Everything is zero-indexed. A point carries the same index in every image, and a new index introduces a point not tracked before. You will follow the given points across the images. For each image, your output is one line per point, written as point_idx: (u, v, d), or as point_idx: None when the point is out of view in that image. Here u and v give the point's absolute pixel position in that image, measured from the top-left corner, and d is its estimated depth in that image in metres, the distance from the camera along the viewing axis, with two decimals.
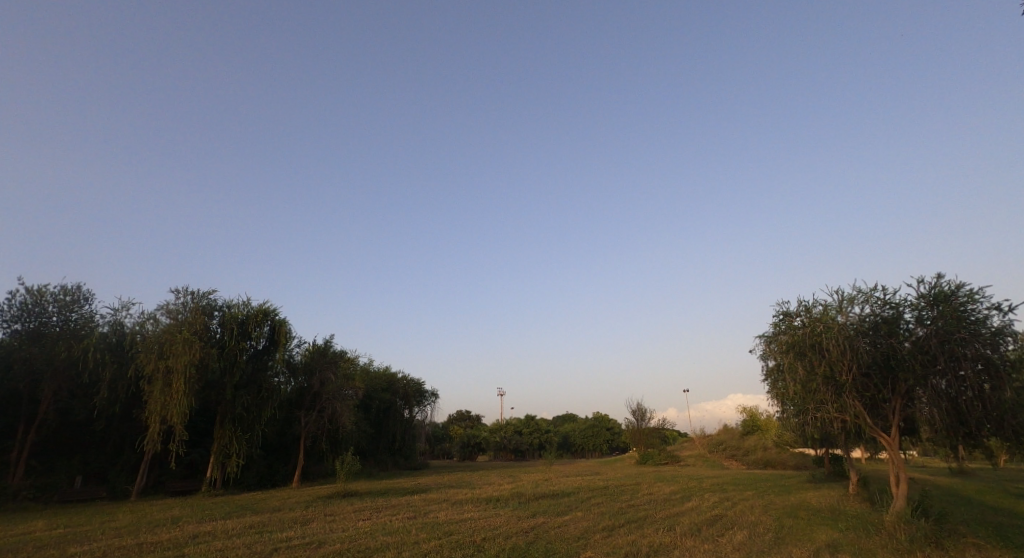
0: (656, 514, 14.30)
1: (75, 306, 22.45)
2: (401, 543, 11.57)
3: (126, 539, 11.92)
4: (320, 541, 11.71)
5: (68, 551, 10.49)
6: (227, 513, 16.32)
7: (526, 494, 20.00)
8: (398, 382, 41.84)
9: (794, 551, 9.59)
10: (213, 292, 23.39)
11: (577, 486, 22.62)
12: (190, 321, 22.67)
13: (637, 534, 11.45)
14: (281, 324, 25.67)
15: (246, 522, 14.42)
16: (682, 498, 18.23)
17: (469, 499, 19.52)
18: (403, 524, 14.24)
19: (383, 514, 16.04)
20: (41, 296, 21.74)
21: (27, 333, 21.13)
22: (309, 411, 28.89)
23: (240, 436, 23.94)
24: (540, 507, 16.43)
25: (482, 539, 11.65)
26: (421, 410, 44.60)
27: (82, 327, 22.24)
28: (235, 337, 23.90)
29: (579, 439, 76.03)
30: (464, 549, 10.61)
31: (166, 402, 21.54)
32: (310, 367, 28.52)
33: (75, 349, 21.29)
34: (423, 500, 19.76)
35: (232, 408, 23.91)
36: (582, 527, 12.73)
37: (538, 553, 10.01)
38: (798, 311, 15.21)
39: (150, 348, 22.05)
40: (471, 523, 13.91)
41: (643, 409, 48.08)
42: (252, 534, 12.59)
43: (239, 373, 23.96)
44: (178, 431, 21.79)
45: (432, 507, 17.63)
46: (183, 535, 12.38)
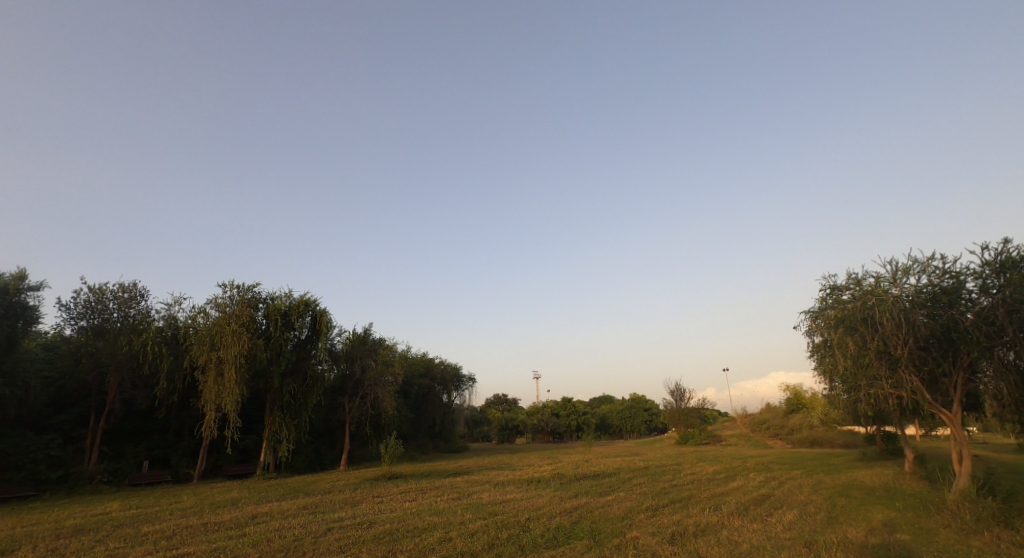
0: (701, 494, 14.18)
1: (132, 303, 23.49)
2: (447, 523, 11.89)
3: (193, 519, 12.69)
4: (370, 521, 12.16)
5: (141, 530, 11.26)
6: (282, 495, 17.15)
7: (567, 475, 20.16)
8: (436, 367, 42.52)
9: (848, 530, 9.35)
10: (258, 285, 24.23)
11: (618, 467, 22.65)
12: (237, 314, 23.61)
13: (682, 514, 11.39)
14: (322, 314, 26.41)
15: (300, 503, 15.09)
16: (726, 478, 18.01)
17: (511, 481, 19.82)
18: (448, 504, 14.60)
19: (429, 496, 16.47)
20: (102, 294, 22.85)
21: (92, 329, 22.35)
22: (353, 397, 29.81)
23: (290, 423, 24.96)
24: (582, 488, 16.55)
25: (526, 519, 11.82)
26: (458, 394, 45.24)
27: (140, 322, 23.43)
28: (279, 328, 24.77)
29: (617, 421, 75.72)
30: (510, 529, 10.82)
31: (219, 391, 22.63)
32: (351, 355, 29.35)
33: (135, 343, 22.50)
34: (466, 481, 20.19)
35: (281, 396, 24.93)
36: (626, 506, 12.78)
37: (584, 533, 10.08)
38: (848, 284, 14.58)
39: (202, 341, 23.14)
40: (515, 504, 14.12)
41: (682, 389, 47.43)
42: (306, 515, 13.18)
43: (285, 362, 24.90)
44: (232, 419, 22.90)
45: (476, 488, 17.97)
46: (242, 516, 13.03)
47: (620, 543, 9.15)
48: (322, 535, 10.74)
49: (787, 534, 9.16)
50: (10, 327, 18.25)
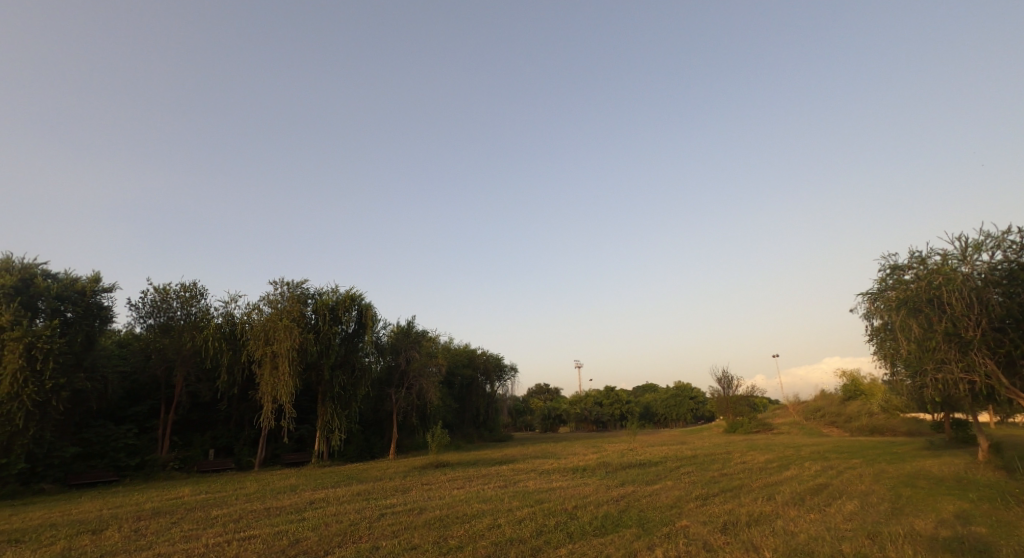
0: (753, 483, 13.81)
1: (193, 301, 24.85)
2: (495, 510, 12.07)
3: (256, 504, 13.44)
4: (420, 508, 12.52)
5: (211, 513, 12.02)
6: (336, 482, 17.86)
7: (613, 464, 20.06)
8: (478, 358, 43.05)
9: (916, 522, 8.87)
10: (306, 281, 25.16)
11: (665, 455, 22.36)
12: (288, 309, 24.59)
13: (734, 503, 11.15)
14: (367, 308, 27.18)
15: (354, 490, 15.69)
16: (780, 467, 17.44)
17: (556, 469, 19.91)
18: (495, 492, 14.83)
19: (476, 483, 16.78)
20: (166, 294, 24.35)
21: (159, 327, 23.94)
22: (399, 388, 30.63)
23: (340, 413, 25.91)
24: (629, 476, 16.44)
25: (573, 507, 11.86)
26: (501, 384, 45.72)
27: (201, 319, 24.77)
28: (327, 322, 25.66)
29: (662, 409, 74.64)
30: (557, 517, 10.89)
31: (275, 383, 23.72)
32: (396, 347, 30.10)
33: (197, 339, 23.85)
34: (511, 469, 20.43)
35: (331, 387, 25.88)
36: (674, 495, 12.61)
37: (632, 521, 10.01)
38: (911, 263, 13.74)
39: (257, 336, 24.27)
40: (561, 492, 14.19)
41: (729, 377, 46.14)
42: (360, 501, 13.71)
43: (335, 355, 25.82)
44: (288, 410, 23.98)
45: (521, 476, 18.17)
46: (301, 502, 13.68)
47: (670, 532, 9.03)
48: (375, 521, 11.14)
49: (847, 525, 8.80)
50: (88, 327, 19.70)
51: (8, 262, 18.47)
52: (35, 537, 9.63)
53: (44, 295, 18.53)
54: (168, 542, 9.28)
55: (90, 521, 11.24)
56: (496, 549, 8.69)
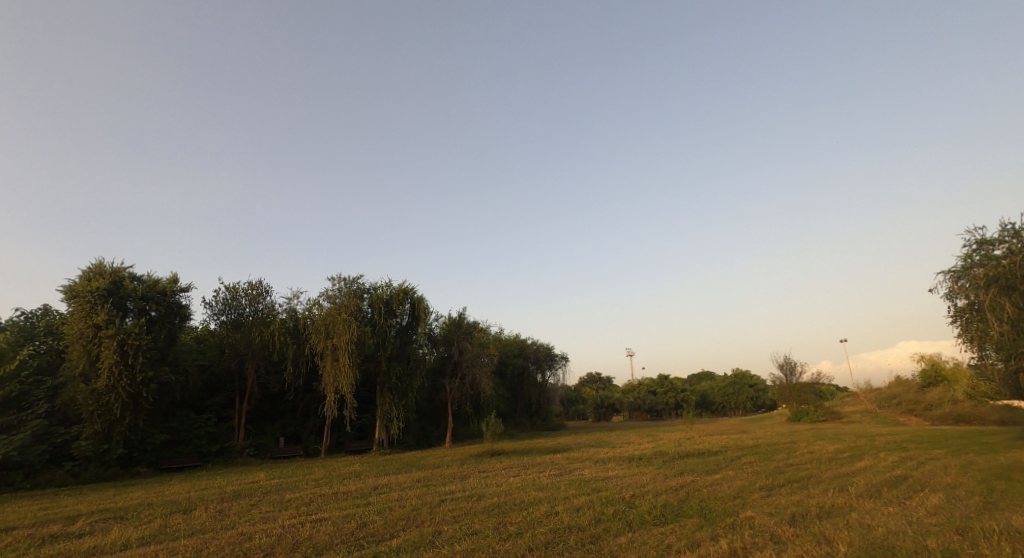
0: (823, 474, 13.17)
1: (260, 298, 26.35)
2: (552, 497, 12.16)
3: (325, 489, 14.19)
4: (479, 495, 12.78)
5: (284, 497, 12.78)
6: (398, 469, 18.55)
7: (670, 453, 19.67)
8: (529, 347, 43.26)
9: (1012, 517, 8.16)
10: (362, 277, 26.08)
11: (725, 444, 21.68)
12: (346, 304, 25.58)
13: (802, 495, 10.67)
14: (420, 301, 27.87)
15: (415, 477, 16.23)
16: (852, 457, 16.51)
17: (611, 458, 19.76)
18: (551, 480, 14.92)
19: (531, 471, 16.97)
20: (236, 292, 25.96)
21: (231, 323, 25.59)
22: (453, 378, 31.33)
23: (398, 403, 26.80)
24: (687, 465, 16.09)
25: (631, 495, 11.75)
26: (552, 373, 45.82)
27: (267, 316, 26.20)
28: (383, 315, 26.51)
29: (720, 397, 72.34)
30: (615, 505, 10.84)
31: (336, 374, 24.81)
32: (449, 339, 30.75)
33: (265, 333, 25.30)
34: (567, 458, 20.47)
35: (388, 378, 26.80)
36: (737, 485, 12.24)
37: (693, 511, 9.81)
38: (1001, 236, 12.64)
39: (319, 330, 25.40)
40: (618, 480, 14.10)
41: (792, 363, 44.02)
42: (421, 487, 14.18)
43: (391, 347, 26.69)
44: (349, 400, 25.05)
45: (577, 465, 18.17)
46: (366, 487, 14.32)
47: (733, 523, 8.79)
48: (436, 506, 11.48)
49: (932, 520, 8.21)
50: (169, 324, 21.30)
51: (100, 266, 20.20)
52: (137, 515, 10.62)
53: (131, 295, 20.16)
54: (249, 522, 10.00)
55: (181, 502, 12.26)
56: (555, 536, 8.76)
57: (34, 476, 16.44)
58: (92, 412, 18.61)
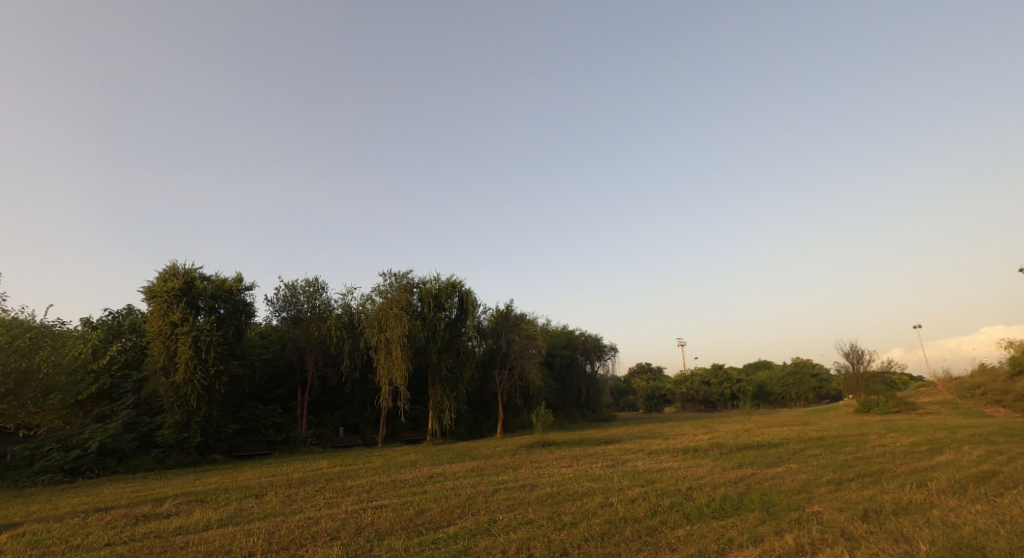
0: (897, 468, 12.38)
1: (317, 294, 27.50)
2: (605, 488, 12.07)
3: (384, 476, 14.75)
4: (532, 485, 12.86)
5: (346, 484, 13.35)
6: (452, 458, 18.96)
7: (727, 444, 19.04)
8: (577, 338, 43.00)
9: None
10: (411, 271, 26.69)
11: (787, 436, 20.74)
12: (397, 299, 26.28)
13: (875, 490, 10.08)
14: (467, 294, 28.21)
15: (468, 466, 16.57)
16: (930, 451, 15.40)
17: (665, 450, 19.36)
18: (604, 471, 14.81)
19: (583, 462, 16.92)
20: (294, 290, 27.22)
21: (291, 319, 26.88)
22: (502, 370, 31.63)
23: (450, 394, 27.35)
24: (746, 458, 15.52)
25: (687, 488, 11.49)
26: (602, 364, 45.35)
27: (324, 311, 27.30)
28: (432, 309, 27.03)
29: (779, 388, 69.48)
30: (672, 497, 10.64)
31: (390, 367, 25.59)
32: (497, 331, 31.02)
33: (323, 328, 26.42)
34: (619, 449, 20.23)
35: (439, 370, 27.38)
36: (801, 479, 11.71)
37: (755, 504, 9.46)
38: None
39: (372, 324, 26.24)
40: (673, 472, 13.82)
41: (859, 351, 41.41)
42: (475, 476, 14.46)
43: (441, 340, 27.25)
44: (403, 392, 25.78)
45: (629, 456, 17.93)
46: (421, 476, 14.74)
47: (799, 517, 8.42)
48: (491, 495, 11.66)
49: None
50: (236, 321, 22.62)
51: (174, 268, 21.71)
52: (215, 499, 11.41)
53: (202, 294, 21.54)
54: (315, 507, 10.52)
55: (253, 487, 13.09)
56: (611, 527, 8.69)
57: (126, 461, 17.95)
58: (172, 403, 20.10)
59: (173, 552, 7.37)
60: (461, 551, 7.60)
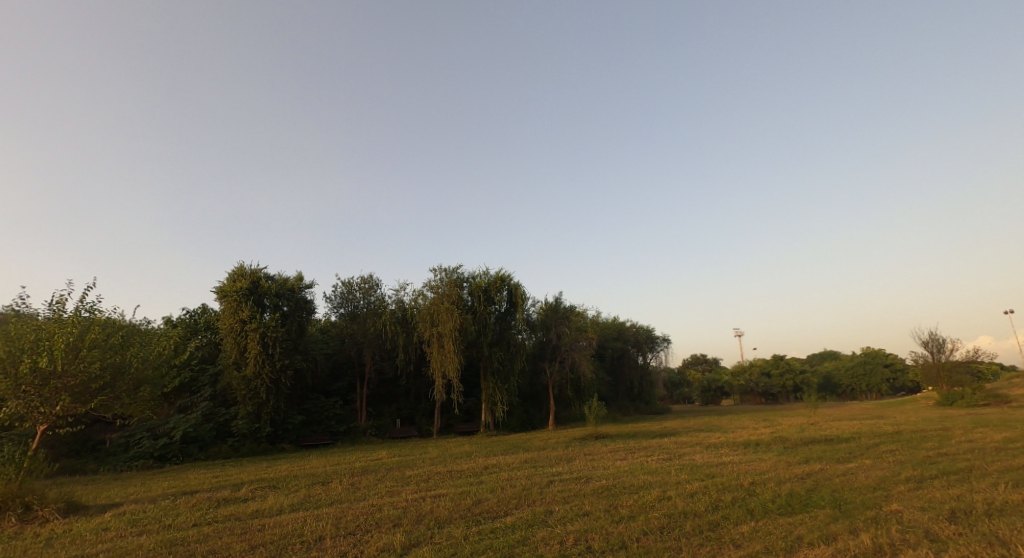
0: (988, 466, 11.40)
1: (371, 291, 28.43)
2: (663, 482, 11.83)
3: (441, 466, 15.16)
4: (587, 477, 12.81)
5: (406, 473, 13.82)
6: (505, 450, 19.18)
7: (792, 439, 18.18)
8: (628, 330, 42.33)
9: None
10: (461, 266, 27.10)
11: (859, 431, 19.50)
12: (448, 293, 26.77)
13: (962, 489, 9.33)
14: (517, 287, 28.32)
15: (522, 458, 16.71)
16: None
17: (724, 443, 18.73)
18: (660, 464, 14.53)
19: (638, 455, 16.64)
20: (350, 287, 28.24)
21: (348, 315, 27.95)
22: (552, 362, 31.60)
23: (501, 387, 27.63)
24: (813, 453, 14.75)
25: (750, 482, 11.07)
26: (654, 355, 44.31)
27: (379, 307, 28.19)
28: (482, 303, 27.34)
29: (847, 379, 65.64)
30: (734, 492, 10.29)
31: (443, 360, 26.16)
32: (546, 323, 31.01)
33: (378, 323, 27.35)
34: (674, 442, 19.76)
35: (491, 363, 27.69)
36: (876, 476, 11.02)
37: (825, 502, 9.00)
38: None
39: (425, 319, 26.88)
40: (734, 466, 13.35)
41: (940, 339, 38.43)
42: (529, 467, 14.58)
43: (491, 333, 27.51)
44: (456, 384, 26.29)
45: (686, 450, 17.49)
46: (477, 466, 15.03)
47: (876, 516, 7.93)
48: (546, 487, 11.70)
49: None
50: (299, 317, 23.77)
51: (242, 269, 23.07)
52: (286, 485, 12.11)
53: (267, 293, 22.78)
54: (377, 495, 10.95)
55: (320, 474, 13.81)
56: (671, 521, 8.51)
57: (206, 448, 19.34)
58: (244, 396, 21.43)
59: (251, 534, 7.87)
60: (519, 541, 7.68)
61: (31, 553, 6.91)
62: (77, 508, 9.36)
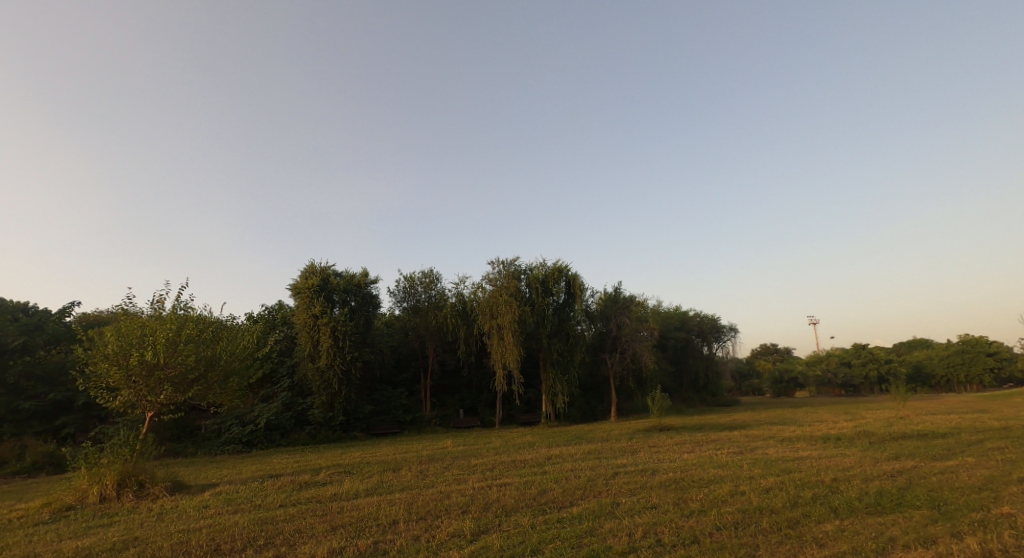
0: None
1: (432, 285, 29.14)
2: (735, 476, 11.37)
3: (504, 456, 15.37)
4: (653, 469, 12.54)
5: (471, 462, 14.14)
6: (568, 440, 19.15)
7: (878, 433, 16.88)
8: (691, 319, 40.93)
9: None
10: (518, 259, 27.20)
11: (958, 426, 17.78)
12: (506, 286, 26.97)
13: None
14: (575, 278, 28.08)
15: (585, 449, 16.62)
16: None
17: (801, 437, 17.68)
18: (730, 458, 13.98)
19: (706, 448, 16.07)
20: (412, 281, 29.11)
21: (411, 309, 28.84)
22: (613, 353, 31.08)
23: (562, 378, 27.54)
24: (904, 449, 13.64)
25: (832, 479, 10.41)
26: (720, 345, 42.66)
27: (439, 301, 28.85)
28: (541, 294, 27.32)
29: (942, 369, 60.24)
30: (815, 489, 9.70)
31: (503, 351, 26.44)
32: (606, 314, 30.54)
33: (439, 316, 28.03)
34: (746, 436, 18.91)
35: (550, 354, 27.66)
36: (982, 475, 10.00)
37: (921, 502, 8.31)
38: None
39: (484, 311, 27.24)
40: (812, 462, 12.61)
41: None
42: (592, 459, 14.47)
43: (550, 324, 27.46)
44: (517, 375, 26.49)
45: (758, 443, 16.73)
46: (540, 456, 15.12)
47: (983, 519, 7.22)
48: (611, 478, 11.57)
49: None
50: (366, 312, 24.78)
51: (312, 267, 24.35)
52: (360, 471, 12.74)
53: (336, 289, 23.93)
54: (445, 482, 11.28)
55: (390, 461, 14.44)
56: (746, 517, 8.16)
57: (287, 435, 20.72)
58: (318, 386, 22.69)
59: (332, 515, 8.36)
60: (586, 532, 7.66)
61: (146, 525, 7.71)
62: (181, 487, 10.30)
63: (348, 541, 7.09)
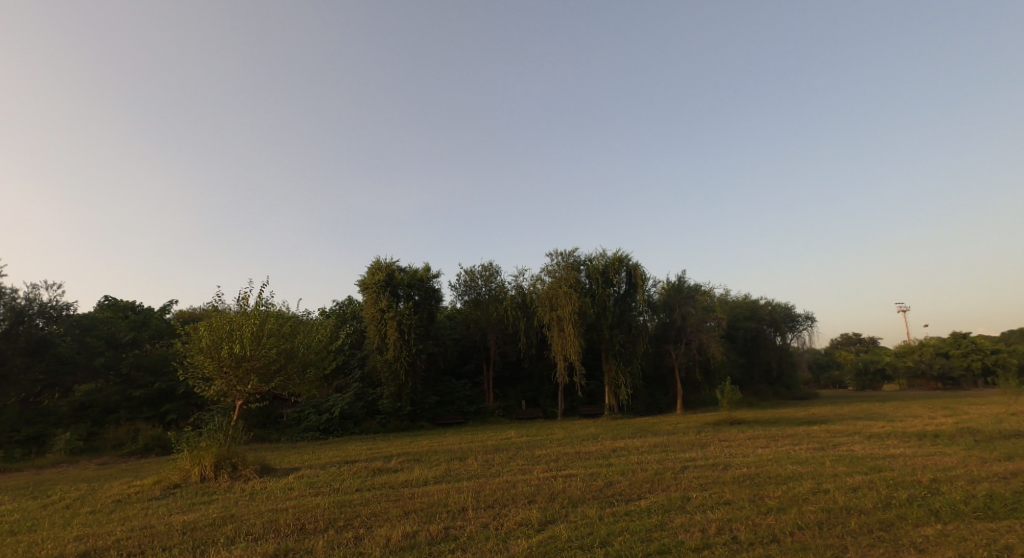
0: None
1: (492, 278, 29.48)
2: (817, 473, 10.67)
3: (568, 447, 15.33)
4: (724, 464, 12.03)
5: (535, 453, 14.21)
6: (633, 433, 18.80)
7: (984, 431, 15.24)
8: (762, 309, 38.85)
9: None
10: (577, 249, 26.91)
11: None
12: (566, 277, 26.77)
13: None
14: (636, 268, 27.41)
15: (650, 441, 16.22)
16: None
17: (892, 434, 16.29)
18: (810, 454, 13.16)
19: (783, 443, 15.20)
20: (473, 275, 29.53)
21: (472, 302, 29.31)
22: (677, 344, 30.10)
23: (624, 369, 27.01)
24: (1017, 449, 12.21)
25: (930, 480, 9.52)
26: (794, 335, 40.18)
27: (499, 293, 29.13)
28: (601, 285, 26.90)
29: None
30: (910, 490, 8.91)
31: (564, 343, 26.29)
32: (669, 304, 29.64)
33: (500, 309, 28.30)
34: (827, 431, 17.70)
35: (612, 345, 27.18)
36: None
37: None
38: None
39: (544, 303, 27.21)
40: (906, 461, 11.60)
41: None
42: (659, 452, 14.10)
43: (611, 316, 27.00)
44: (579, 367, 26.27)
45: (842, 439, 15.61)
46: (604, 449, 14.93)
47: None
48: (680, 472, 11.23)
49: None
50: (429, 305, 25.45)
51: (378, 263, 25.33)
52: (427, 459, 13.14)
53: (400, 284, 24.74)
54: (510, 472, 11.42)
55: (457, 450, 14.79)
56: (831, 517, 7.64)
57: (359, 423, 21.73)
58: (387, 377, 23.62)
59: (404, 501, 8.68)
60: (656, 526, 7.49)
61: (240, 504, 8.36)
62: (268, 469, 11.09)
63: (420, 526, 7.34)
